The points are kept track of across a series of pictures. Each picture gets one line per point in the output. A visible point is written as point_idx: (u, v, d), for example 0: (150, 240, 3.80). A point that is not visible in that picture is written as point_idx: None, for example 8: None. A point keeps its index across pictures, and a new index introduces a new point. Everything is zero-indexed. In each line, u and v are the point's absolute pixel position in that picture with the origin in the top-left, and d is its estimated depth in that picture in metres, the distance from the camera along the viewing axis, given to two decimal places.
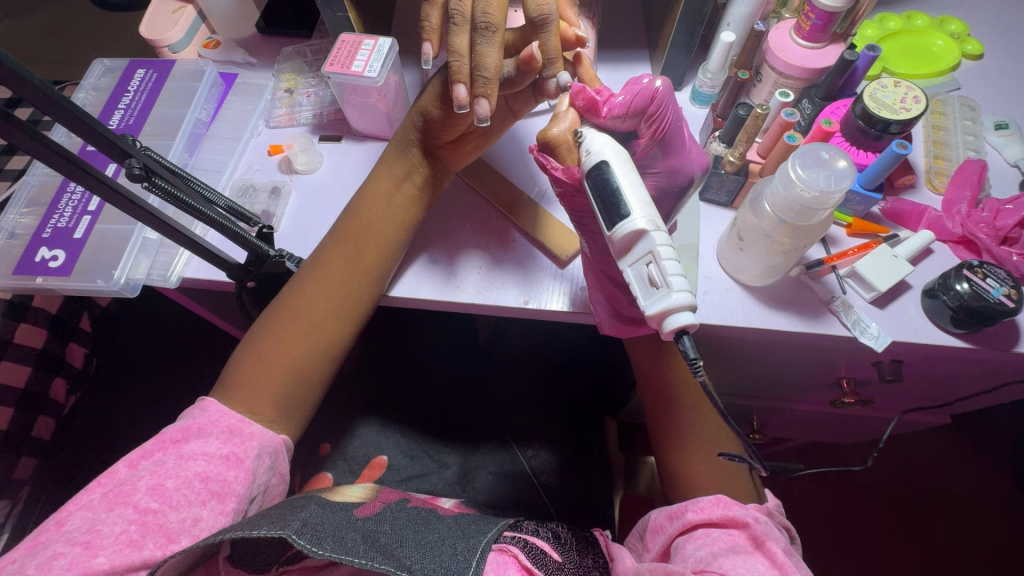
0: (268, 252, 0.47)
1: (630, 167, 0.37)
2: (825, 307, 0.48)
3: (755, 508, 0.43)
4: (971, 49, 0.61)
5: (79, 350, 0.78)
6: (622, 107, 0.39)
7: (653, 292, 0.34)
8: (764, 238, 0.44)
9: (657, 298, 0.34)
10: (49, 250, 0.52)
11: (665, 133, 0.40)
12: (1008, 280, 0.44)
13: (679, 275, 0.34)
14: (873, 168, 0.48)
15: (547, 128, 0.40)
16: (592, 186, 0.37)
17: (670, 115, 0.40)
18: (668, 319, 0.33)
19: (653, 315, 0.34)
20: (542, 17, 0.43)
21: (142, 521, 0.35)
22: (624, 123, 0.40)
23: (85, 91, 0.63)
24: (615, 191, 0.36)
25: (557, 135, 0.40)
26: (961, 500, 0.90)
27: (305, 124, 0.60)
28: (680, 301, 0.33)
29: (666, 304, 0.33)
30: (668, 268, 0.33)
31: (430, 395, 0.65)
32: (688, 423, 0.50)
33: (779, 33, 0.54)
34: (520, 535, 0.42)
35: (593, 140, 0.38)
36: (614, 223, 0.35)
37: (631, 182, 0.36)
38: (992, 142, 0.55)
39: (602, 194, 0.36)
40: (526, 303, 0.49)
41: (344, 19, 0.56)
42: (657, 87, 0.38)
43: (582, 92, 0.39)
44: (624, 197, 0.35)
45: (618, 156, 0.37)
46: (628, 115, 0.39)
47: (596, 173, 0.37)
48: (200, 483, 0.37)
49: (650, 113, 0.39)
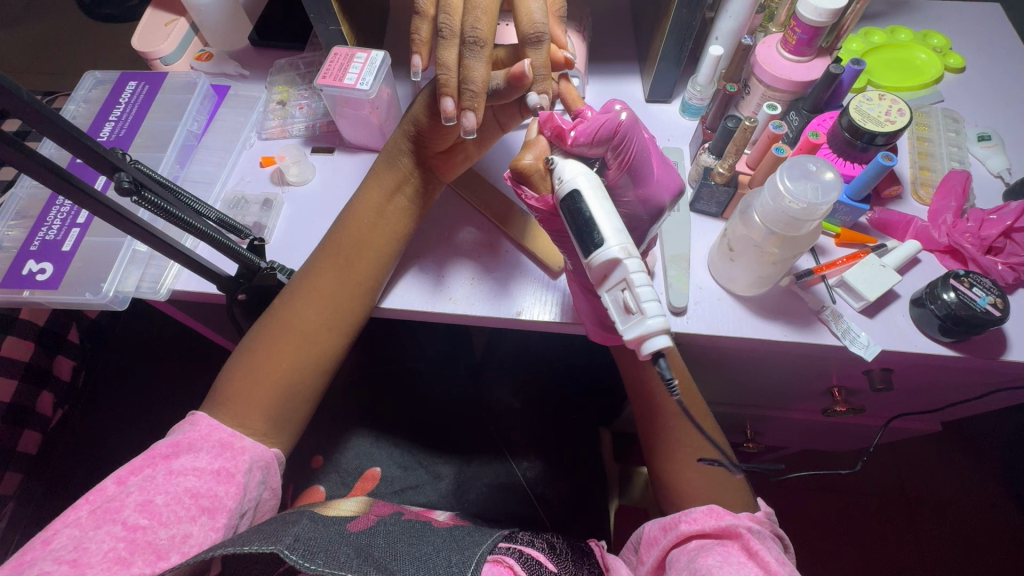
0: (260, 265, 0.47)
1: (603, 194, 0.37)
2: (814, 317, 0.48)
3: (748, 517, 0.43)
4: (953, 62, 0.63)
5: (67, 362, 0.78)
6: (588, 135, 0.38)
7: (629, 317, 0.35)
8: (753, 250, 0.44)
9: (633, 324, 0.35)
10: (36, 263, 0.51)
11: (632, 163, 0.40)
12: (994, 289, 0.44)
13: (652, 299, 0.34)
14: (859, 179, 0.49)
15: (518, 158, 0.40)
16: (566, 215, 0.37)
17: (636, 144, 0.40)
18: (645, 343, 0.34)
19: (631, 339, 0.34)
20: (536, 35, 0.44)
21: (131, 538, 0.34)
22: (592, 149, 0.39)
23: (76, 103, 0.63)
24: (588, 220, 0.36)
25: (529, 165, 0.39)
26: (952, 504, 0.91)
27: (297, 136, 0.60)
28: (654, 326, 0.34)
29: (641, 329, 0.34)
30: (641, 294, 0.34)
31: (424, 408, 0.64)
32: (681, 431, 0.50)
33: (765, 47, 0.55)
34: (514, 546, 0.42)
35: (566, 167, 0.37)
36: (590, 251, 0.36)
37: (605, 210, 0.36)
38: (975, 153, 0.56)
39: (576, 222, 0.36)
40: (518, 314, 0.49)
41: (337, 32, 0.56)
42: (621, 118, 0.38)
43: (550, 120, 0.39)
44: (597, 225, 0.35)
45: (590, 184, 0.37)
46: (596, 143, 0.39)
47: (569, 202, 0.37)
48: (190, 499, 0.37)
49: (616, 145, 0.39)
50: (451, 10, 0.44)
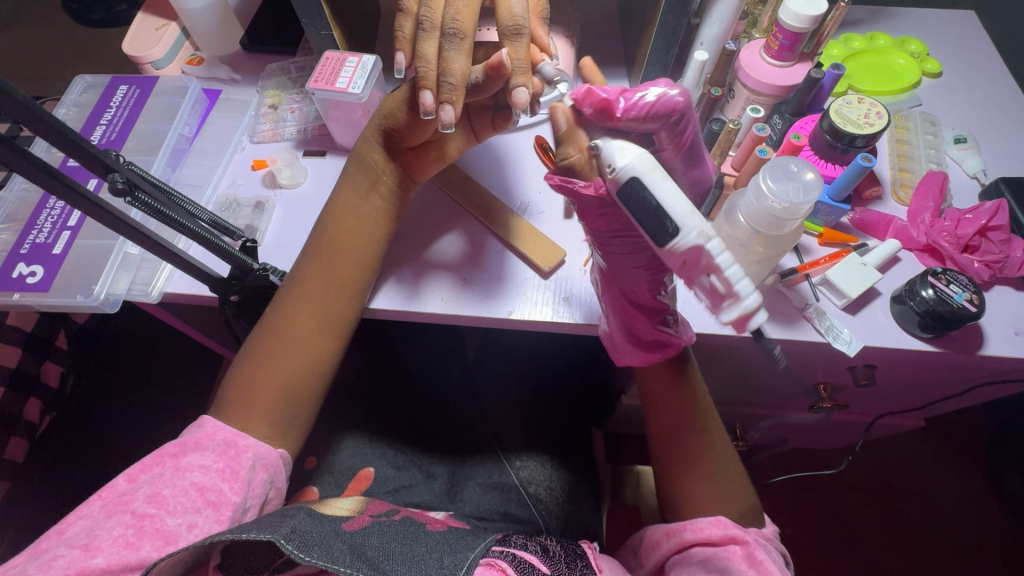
0: (252, 265, 0.46)
1: (663, 174, 0.35)
2: (799, 314, 0.49)
3: (755, 530, 0.43)
4: (930, 67, 0.65)
5: (55, 368, 0.79)
6: (640, 109, 0.37)
7: (722, 300, 0.35)
8: (738, 248, 0.46)
9: (729, 307, 0.35)
10: (26, 266, 0.51)
11: (686, 144, 0.39)
12: (969, 285, 0.46)
13: (742, 278, 0.34)
14: (840, 180, 0.50)
15: (563, 150, 0.38)
16: (628, 203, 0.35)
17: (689, 124, 0.39)
18: (750, 320, 0.35)
19: (732, 321, 0.35)
20: (515, 27, 0.44)
21: (139, 525, 0.35)
22: (642, 125, 0.38)
23: (66, 107, 0.63)
24: (656, 208, 0.34)
25: (577, 155, 0.38)
26: (938, 501, 0.92)
27: (289, 139, 0.61)
28: (755, 305, 0.34)
29: (742, 311, 0.34)
30: (732, 277, 0.34)
31: (416, 410, 0.64)
32: (689, 446, 0.48)
33: (749, 52, 0.56)
34: (508, 549, 0.42)
35: (619, 151, 0.35)
36: (666, 241, 0.34)
37: (672, 191, 0.34)
38: (952, 155, 0.58)
39: (643, 211, 0.35)
40: (510, 314, 0.49)
41: (328, 37, 0.57)
42: (676, 96, 0.37)
43: (592, 97, 0.37)
44: (668, 212, 0.34)
45: (649, 166, 0.35)
46: (649, 119, 0.37)
47: (630, 190, 0.35)
48: (197, 491, 0.37)
49: (671, 123, 0.38)
50: (434, 7, 0.46)
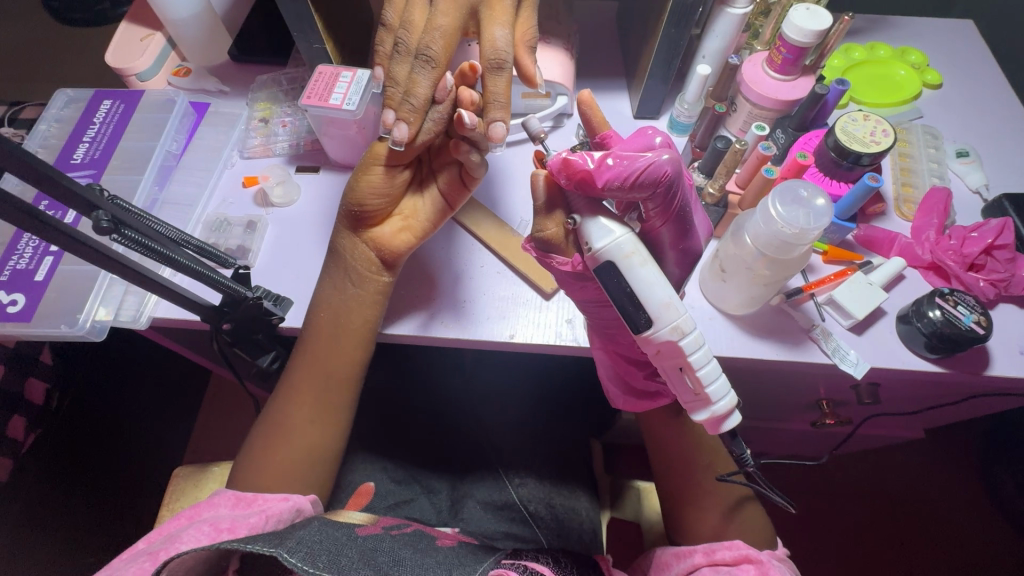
0: (244, 294, 0.44)
1: (644, 261, 0.35)
2: (805, 335, 0.49)
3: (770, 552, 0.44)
4: (930, 79, 0.64)
5: (39, 386, 0.76)
6: (623, 177, 0.34)
7: (694, 396, 0.38)
8: (745, 270, 0.45)
9: (699, 405, 0.38)
10: (7, 294, 0.49)
11: (673, 214, 0.37)
12: (977, 306, 0.45)
13: (716, 377, 0.37)
14: (847, 199, 0.49)
15: (541, 227, 0.38)
16: (606, 287, 0.36)
17: (678, 196, 0.36)
18: (722, 423, 0.38)
19: (703, 421, 0.38)
20: (497, 62, 0.44)
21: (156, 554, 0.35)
22: (624, 194, 0.35)
23: (47, 122, 0.60)
24: (632, 298, 0.35)
25: (554, 232, 0.38)
26: (934, 507, 0.93)
27: (281, 155, 0.59)
28: (725, 407, 0.37)
29: (711, 413, 0.37)
30: (705, 377, 0.36)
31: (414, 428, 0.63)
32: (689, 477, 0.50)
33: (752, 65, 0.55)
34: (521, 561, 0.40)
35: (598, 231, 0.35)
36: (641, 330, 0.36)
37: (651, 283, 0.35)
38: (954, 169, 0.57)
39: (620, 299, 0.36)
40: (512, 337, 0.48)
41: (321, 50, 0.55)
42: (664, 168, 0.34)
43: (570, 169, 0.35)
44: (645, 306, 0.35)
45: (627, 253, 0.35)
46: (631, 188, 0.35)
47: (605, 275, 0.36)
48: (210, 526, 0.38)
49: (657, 194, 0.35)
50: (413, 27, 0.46)
